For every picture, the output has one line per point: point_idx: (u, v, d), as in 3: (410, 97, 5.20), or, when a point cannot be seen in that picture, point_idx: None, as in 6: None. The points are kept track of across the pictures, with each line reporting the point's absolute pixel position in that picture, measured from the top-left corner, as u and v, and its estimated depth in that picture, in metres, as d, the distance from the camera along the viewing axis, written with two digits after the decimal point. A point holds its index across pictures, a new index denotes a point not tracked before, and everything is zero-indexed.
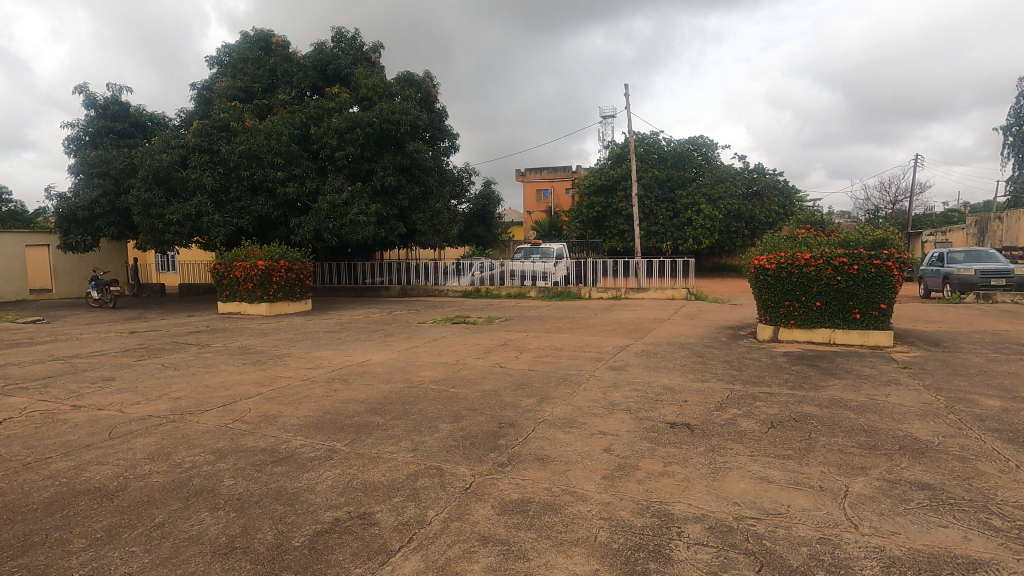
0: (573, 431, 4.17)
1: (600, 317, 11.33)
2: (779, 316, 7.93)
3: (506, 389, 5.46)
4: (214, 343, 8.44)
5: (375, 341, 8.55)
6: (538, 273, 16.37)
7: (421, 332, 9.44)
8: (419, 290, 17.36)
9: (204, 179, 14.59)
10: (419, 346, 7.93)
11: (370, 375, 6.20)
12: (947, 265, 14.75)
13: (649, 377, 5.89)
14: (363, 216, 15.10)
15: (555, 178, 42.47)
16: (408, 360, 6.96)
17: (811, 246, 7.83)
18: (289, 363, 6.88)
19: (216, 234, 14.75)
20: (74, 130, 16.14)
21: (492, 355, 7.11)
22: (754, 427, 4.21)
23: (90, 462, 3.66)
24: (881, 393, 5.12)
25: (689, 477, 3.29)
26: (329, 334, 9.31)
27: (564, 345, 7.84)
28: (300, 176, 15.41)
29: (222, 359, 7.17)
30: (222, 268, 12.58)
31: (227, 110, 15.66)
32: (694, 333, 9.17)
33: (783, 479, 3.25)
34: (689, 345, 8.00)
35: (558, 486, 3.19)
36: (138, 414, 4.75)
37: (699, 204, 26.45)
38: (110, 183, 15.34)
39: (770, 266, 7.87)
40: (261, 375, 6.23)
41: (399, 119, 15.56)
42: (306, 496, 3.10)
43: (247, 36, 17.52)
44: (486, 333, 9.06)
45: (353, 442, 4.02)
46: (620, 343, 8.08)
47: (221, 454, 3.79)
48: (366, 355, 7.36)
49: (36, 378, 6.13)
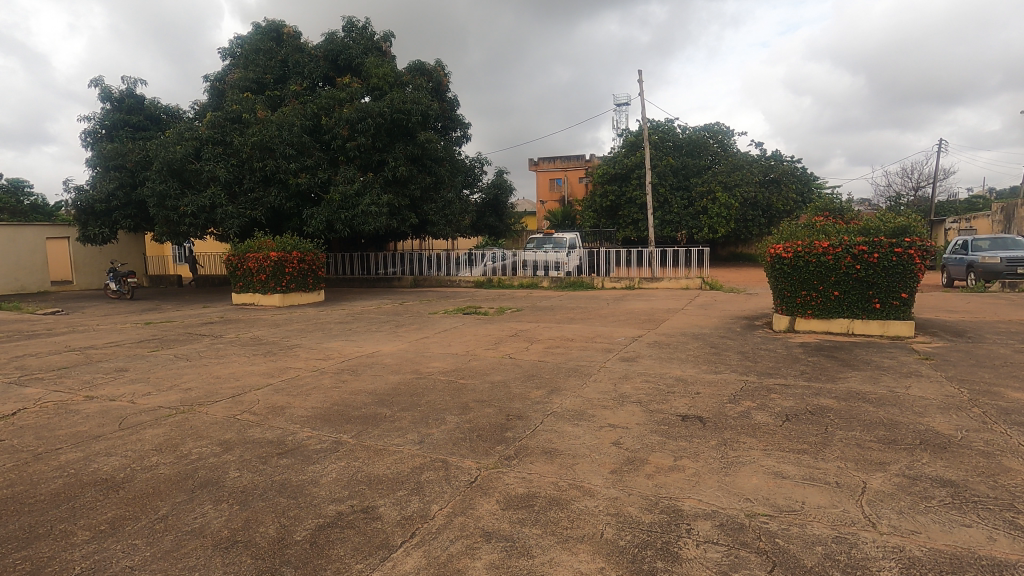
0: (582, 424, 4.11)
1: (613, 307, 11.22)
2: (796, 306, 7.75)
3: (515, 380, 5.42)
4: (226, 334, 8.49)
5: (385, 332, 8.55)
6: (550, 264, 16.23)
7: (432, 322, 9.41)
8: (432, 281, 17.36)
9: (217, 171, 14.69)
10: (429, 337, 7.91)
11: (378, 366, 6.18)
12: (971, 253, 14.35)
13: (661, 368, 5.80)
14: (374, 207, 15.08)
15: (568, 168, 42.11)
16: (418, 351, 6.96)
17: (830, 234, 7.63)
18: (300, 354, 6.90)
19: (230, 225, 14.85)
20: (91, 124, 16.35)
21: (502, 346, 7.05)
22: (768, 420, 4.10)
23: (99, 453, 3.68)
24: (902, 386, 4.97)
25: (699, 472, 3.21)
26: (341, 325, 9.33)
27: (575, 336, 7.75)
28: (312, 167, 15.43)
29: (234, 350, 7.22)
30: (235, 260, 12.68)
31: (239, 102, 15.69)
32: (708, 323, 9.02)
33: (798, 475, 3.15)
34: (703, 335, 7.87)
35: (565, 480, 3.12)
36: (149, 405, 4.77)
37: (715, 192, 26.06)
38: (126, 175, 15.51)
39: (786, 254, 7.70)
40: (272, 366, 6.25)
41: (410, 108, 15.49)
42: (309, 489, 3.08)
43: (258, 27, 17.59)
44: (498, 324, 9.02)
45: (360, 434, 4.00)
46: (632, 334, 7.97)
47: (228, 445, 3.79)
48: (377, 346, 7.37)
49: (52, 368, 6.22)
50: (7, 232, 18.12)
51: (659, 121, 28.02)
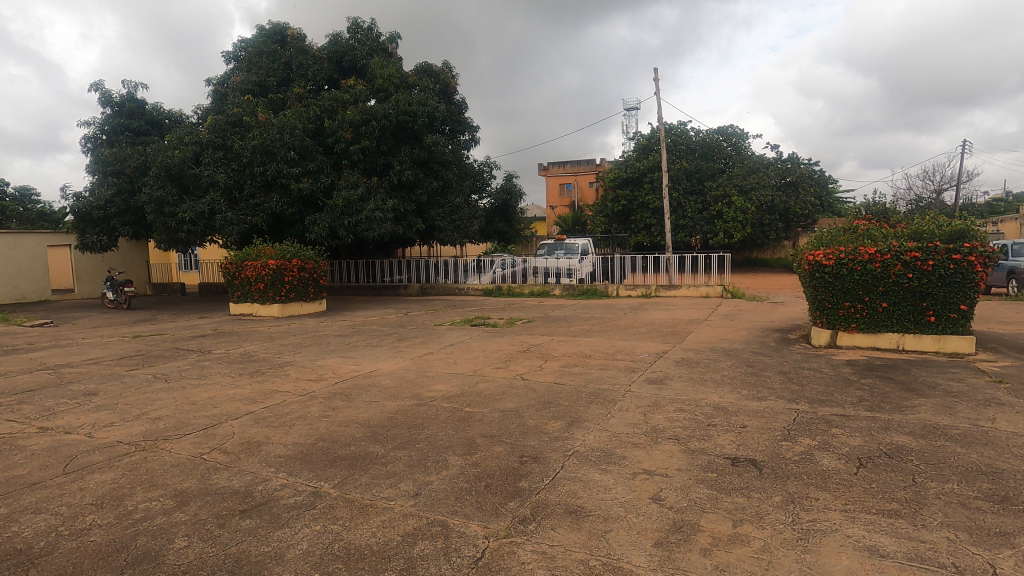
0: (611, 470, 3.40)
1: (631, 318, 10.50)
2: (837, 318, 7.01)
3: (529, 409, 4.70)
4: (216, 349, 7.86)
5: (387, 347, 7.90)
6: (562, 271, 15.55)
7: (437, 335, 8.75)
8: (439, 289, 16.72)
9: (217, 176, 14.21)
10: (433, 353, 7.23)
11: (376, 389, 5.50)
12: (1011, 259, 13.46)
13: (698, 394, 5.05)
14: (379, 212, 14.47)
15: (579, 172, 41.50)
16: (420, 370, 6.28)
17: (877, 239, 6.88)
18: (290, 374, 6.25)
19: (229, 232, 14.29)
20: (91, 129, 15.99)
21: (513, 365, 6.34)
22: (839, 466, 3.37)
23: (26, 508, 3.03)
24: (985, 418, 4.21)
25: (771, 547, 2.50)
26: (340, 338, 8.70)
27: (593, 352, 7.04)
28: (315, 172, 14.88)
29: (219, 369, 6.58)
30: (233, 268, 12.11)
31: (240, 105, 15.20)
32: (738, 336, 8.28)
33: (900, 553, 2.43)
34: (735, 351, 7.11)
35: (598, 558, 2.43)
36: (107, 440, 4.14)
37: (730, 196, 25.25)
38: (124, 181, 15.05)
39: (827, 261, 6.93)
40: (256, 389, 5.60)
41: (417, 110, 14.95)
42: (269, 570, 2.40)
43: (262, 29, 17.18)
44: (508, 338, 8.33)
45: (343, 482, 3.33)
46: (657, 349, 7.24)
47: (184, 498, 3.13)
48: (375, 364, 6.71)
49: (16, 392, 5.61)
50: (7, 240, 17.75)
51: (672, 124, 27.29)
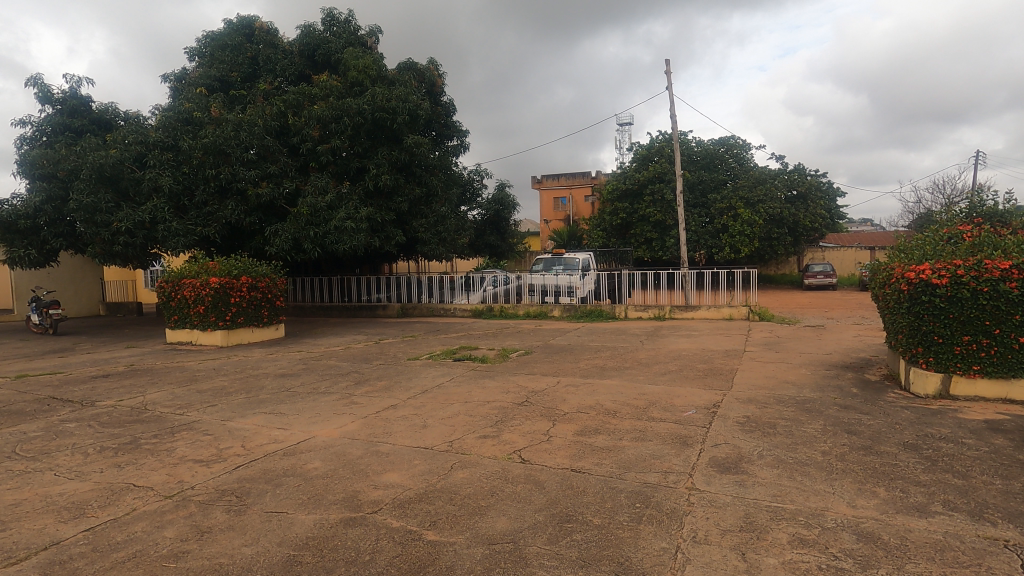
0: None
1: (652, 348, 8.51)
2: (952, 357, 5.11)
3: (537, 539, 2.72)
4: (103, 400, 5.77)
5: (337, 395, 5.87)
6: (561, 288, 13.58)
7: (408, 375, 6.74)
8: (421, 309, 14.75)
9: (160, 179, 12.16)
10: (398, 407, 5.23)
11: (290, 484, 3.46)
12: None
13: (816, 502, 3.05)
14: (351, 222, 12.51)
15: (573, 186, 39.89)
16: (371, 441, 4.27)
17: (1007, 250, 5.01)
18: (179, 448, 4.20)
19: (174, 244, 12.22)
20: (27, 128, 14.00)
21: (507, 433, 4.34)
22: None
23: None
24: None
25: None
26: (281, 381, 6.64)
27: (620, 407, 5.07)
28: (277, 176, 12.94)
29: (81, 438, 4.51)
30: (169, 287, 10.07)
31: (193, 100, 13.24)
32: (801, 376, 6.35)
33: None
34: (814, 403, 5.17)
35: None
36: None
37: (735, 208, 23.51)
38: (57, 186, 12.95)
39: (940, 280, 5.01)
40: (105, 482, 3.55)
41: (396, 107, 13.07)
42: None
43: (230, 23, 15.37)
44: (501, 380, 6.33)
45: None
46: (706, 401, 5.24)
47: None
48: (311, 428, 4.68)
49: None
50: None
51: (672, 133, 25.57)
